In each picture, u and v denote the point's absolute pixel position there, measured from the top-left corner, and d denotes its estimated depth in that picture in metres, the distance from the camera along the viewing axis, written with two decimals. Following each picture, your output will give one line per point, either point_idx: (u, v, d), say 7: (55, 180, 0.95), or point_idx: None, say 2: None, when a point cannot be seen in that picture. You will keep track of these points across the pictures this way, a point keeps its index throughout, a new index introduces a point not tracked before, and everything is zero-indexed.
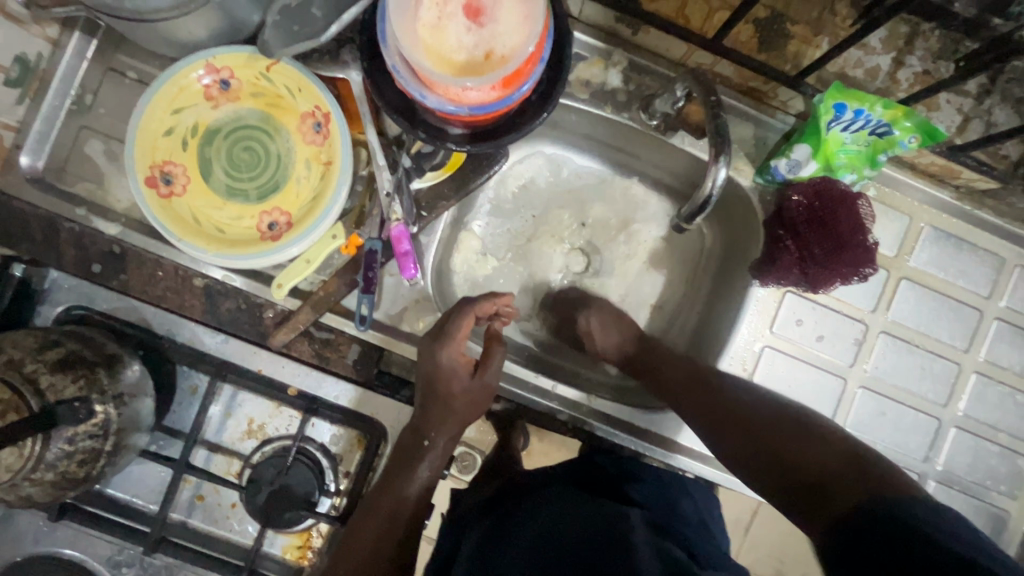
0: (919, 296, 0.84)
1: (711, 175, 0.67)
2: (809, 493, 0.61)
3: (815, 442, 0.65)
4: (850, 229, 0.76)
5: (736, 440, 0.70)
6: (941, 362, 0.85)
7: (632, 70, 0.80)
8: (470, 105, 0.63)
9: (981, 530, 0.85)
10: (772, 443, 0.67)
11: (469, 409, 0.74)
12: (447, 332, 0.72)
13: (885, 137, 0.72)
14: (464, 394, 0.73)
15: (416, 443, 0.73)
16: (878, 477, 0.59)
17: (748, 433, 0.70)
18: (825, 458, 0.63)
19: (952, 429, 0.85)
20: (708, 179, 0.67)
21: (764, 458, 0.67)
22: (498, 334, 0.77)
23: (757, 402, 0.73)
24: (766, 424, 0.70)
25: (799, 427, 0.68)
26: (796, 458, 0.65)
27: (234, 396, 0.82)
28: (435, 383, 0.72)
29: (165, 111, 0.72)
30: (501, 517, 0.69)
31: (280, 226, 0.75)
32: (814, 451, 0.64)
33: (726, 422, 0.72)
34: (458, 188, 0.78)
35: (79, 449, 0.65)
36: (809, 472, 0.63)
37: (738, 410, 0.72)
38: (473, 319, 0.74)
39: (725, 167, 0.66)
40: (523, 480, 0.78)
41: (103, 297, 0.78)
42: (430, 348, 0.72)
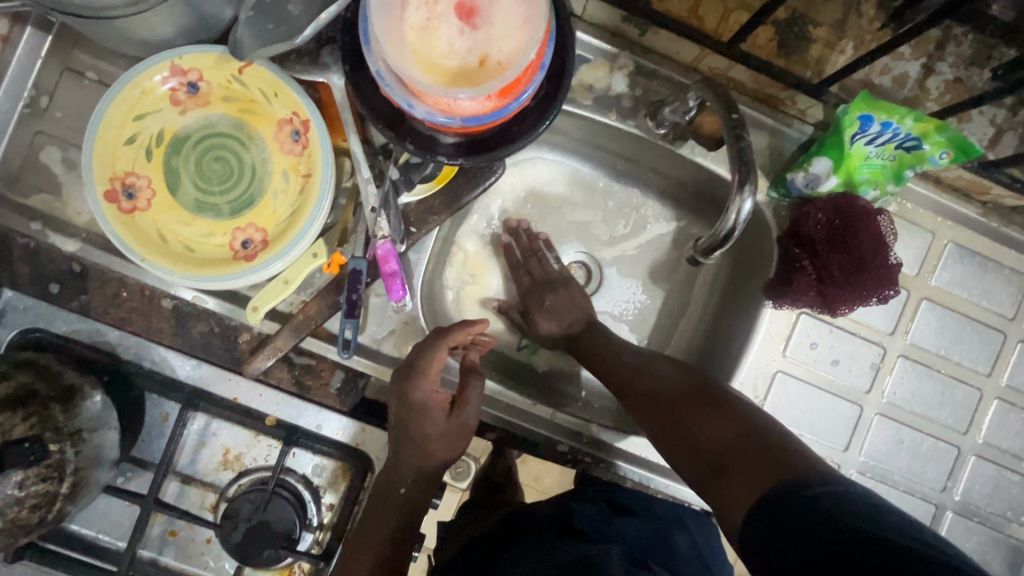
0: (941, 318, 0.79)
1: (734, 206, 0.61)
2: (716, 476, 0.58)
3: (721, 416, 0.62)
4: (870, 252, 0.71)
5: (654, 423, 0.68)
6: (961, 388, 0.80)
7: (639, 73, 0.74)
8: (462, 117, 0.57)
9: (999, 564, 0.81)
10: (682, 425, 0.64)
11: (446, 448, 0.69)
12: (418, 368, 0.66)
13: (914, 151, 0.67)
14: (442, 434, 0.68)
15: (394, 489, 0.69)
16: (779, 455, 0.56)
17: (662, 416, 0.67)
18: (729, 435, 0.60)
19: (971, 457, 0.80)
20: (732, 208, 0.62)
21: (671, 429, 0.65)
22: (475, 365, 0.71)
23: (671, 378, 0.70)
24: (675, 403, 0.66)
25: (708, 401, 0.64)
26: (706, 438, 0.61)
27: (208, 425, 0.76)
28: (411, 425, 0.67)
29: (126, 117, 0.65)
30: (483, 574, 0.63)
31: (254, 244, 0.68)
32: (722, 429, 0.61)
33: (644, 404, 0.69)
34: (450, 202, 0.72)
35: (31, 493, 0.59)
36: (715, 453, 0.60)
37: (652, 393, 0.69)
38: (448, 352, 0.67)
39: (752, 196, 0.61)
40: (506, 524, 0.72)
41: (63, 319, 0.70)
42: (401, 387, 0.66)
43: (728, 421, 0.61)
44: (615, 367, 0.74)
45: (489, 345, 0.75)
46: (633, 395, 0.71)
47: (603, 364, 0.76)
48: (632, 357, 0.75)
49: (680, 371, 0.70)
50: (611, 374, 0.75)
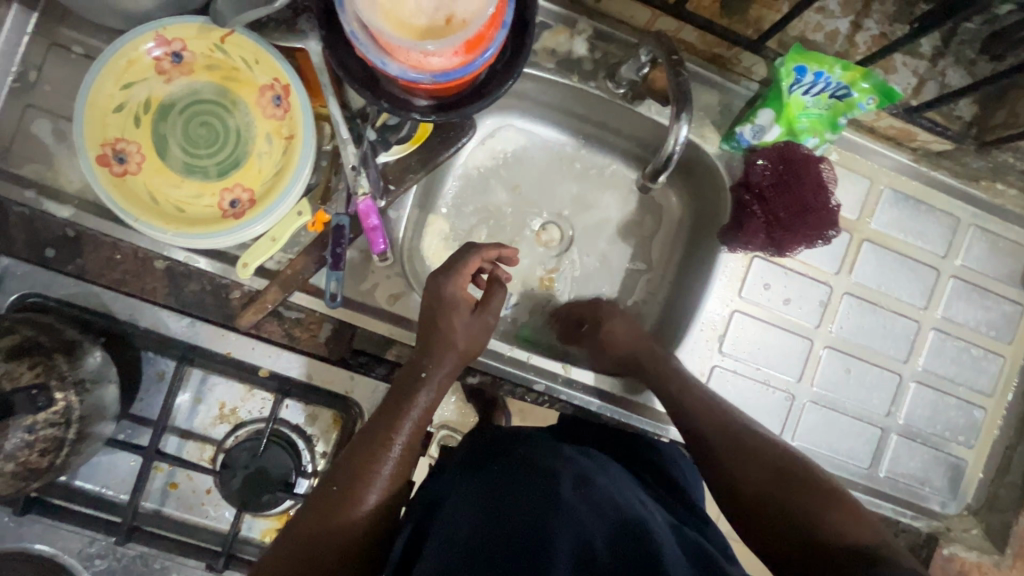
0: (881, 257, 0.86)
1: (673, 133, 0.68)
2: None
3: (843, 519, 0.59)
4: (813, 191, 0.78)
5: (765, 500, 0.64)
6: (901, 321, 0.87)
7: (598, 38, 0.80)
8: (432, 73, 0.62)
9: (939, 479, 0.89)
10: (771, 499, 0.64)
11: (470, 342, 0.72)
12: (453, 267, 0.74)
13: (845, 99, 0.73)
14: (467, 328, 0.72)
15: (413, 375, 0.68)
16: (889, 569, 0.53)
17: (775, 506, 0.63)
18: (849, 540, 0.57)
19: (912, 384, 0.88)
20: (671, 137, 0.69)
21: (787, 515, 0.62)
22: (499, 278, 0.77)
23: (796, 468, 0.65)
24: (793, 488, 0.63)
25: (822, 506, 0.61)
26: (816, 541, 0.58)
27: (204, 381, 0.80)
28: (439, 317, 0.72)
29: (115, 86, 0.69)
30: (479, 483, 0.60)
31: (242, 203, 0.73)
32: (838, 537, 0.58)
33: (760, 479, 0.65)
34: (425, 160, 0.77)
35: (40, 438, 0.63)
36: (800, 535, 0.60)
37: (771, 482, 0.65)
38: (479, 259, 0.75)
39: (686, 125, 0.68)
40: (505, 436, 0.71)
41: (61, 284, 0.74)
42: (436, 279, 0.73)
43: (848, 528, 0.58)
44: (723, 426, 0.71)
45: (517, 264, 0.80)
46: (740, 468, 0.67)
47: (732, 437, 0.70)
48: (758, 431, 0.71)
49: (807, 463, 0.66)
50: (721, 437, 0.70)
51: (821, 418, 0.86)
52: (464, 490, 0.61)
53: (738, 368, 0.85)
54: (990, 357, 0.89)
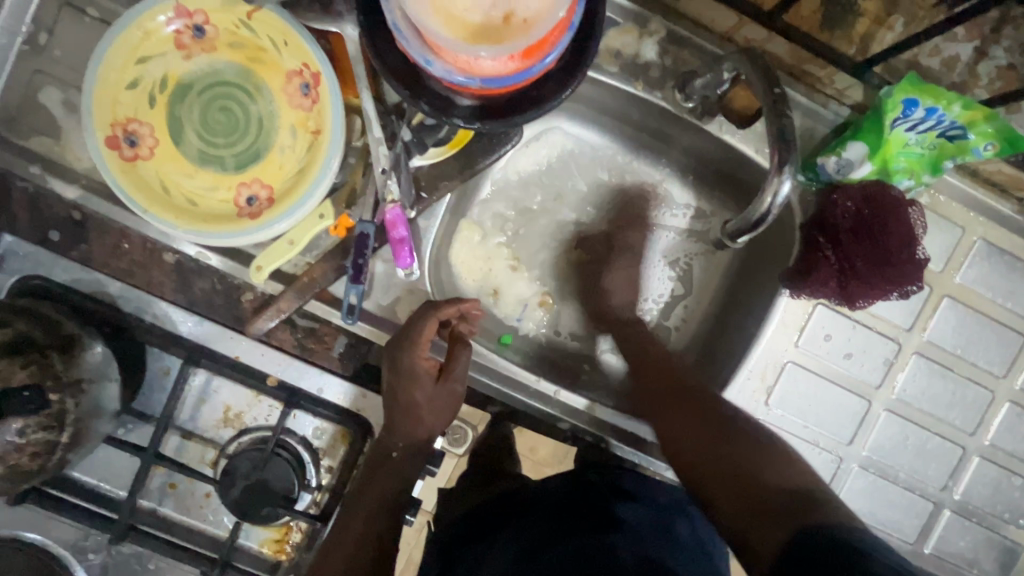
0: (962, 317, 0.77)
1: (773, 188, 0.59)
2: (757, 516, 0.60)
3: (772, 463, 0.65)
4: (899, 240, 0.68)
5: (695, 448, 0.70)
6: (973, 389, 0.78)
7: (670, 41, 0.70)
8: (482, 77, 0.54)
9: (990, 561, 0.81)
10: (699, 447, 0.70)
11: (435, 413, 0.74)
12: (408, 339, 0.70)
13: (956, 141, 0.63)
14: (430, 400, 0.73)
15: (385, 455, 0.72)
16: (823, 508, 0.57)
17: (712, 459, 0.68)
18: (775, 486, 0.62)
19: (975, 458, 0.79)
20: (769, 191, 0.60)
21: (713, 460, 0.68)
22: (461, 336, 0.74)
23: (731, 421, 0.70)
24: (738, 448, 0.67)
25: (747, 443, 0.68)
26: (741, 478, 0.65)
27: (209, 382, 0.75)
28: (402, 392, 0.71)
29: (129, 60, 0.62)
30: (495, 547, 0.66)
31: (260, 201, 0.66)
32: (769, 475, 0.63)
33: (694, 448, 0.70)
34: (463, 167, 0.70)
35: (31, 441, 0.58)
36: (735, 473, 0.65)
37: (705, 435, 0.70)
38: (435, 324, 0.70)
39: (790, 177, 0.59)
40: (515, 499, 0.76)
41: (63, 268, 0.68)
42: (392, 352, 0.70)
43: (777, 471, 0.64)
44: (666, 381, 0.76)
45: (479, 316, 0.75)
46: (683, 432, 0.72)
47: (669, 393, 0.75)
48: (694, 382, 0.76)
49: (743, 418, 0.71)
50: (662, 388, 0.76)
51: (869, 486, 0.79)
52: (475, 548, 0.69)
53: (784, 423, 0.77)
54: None
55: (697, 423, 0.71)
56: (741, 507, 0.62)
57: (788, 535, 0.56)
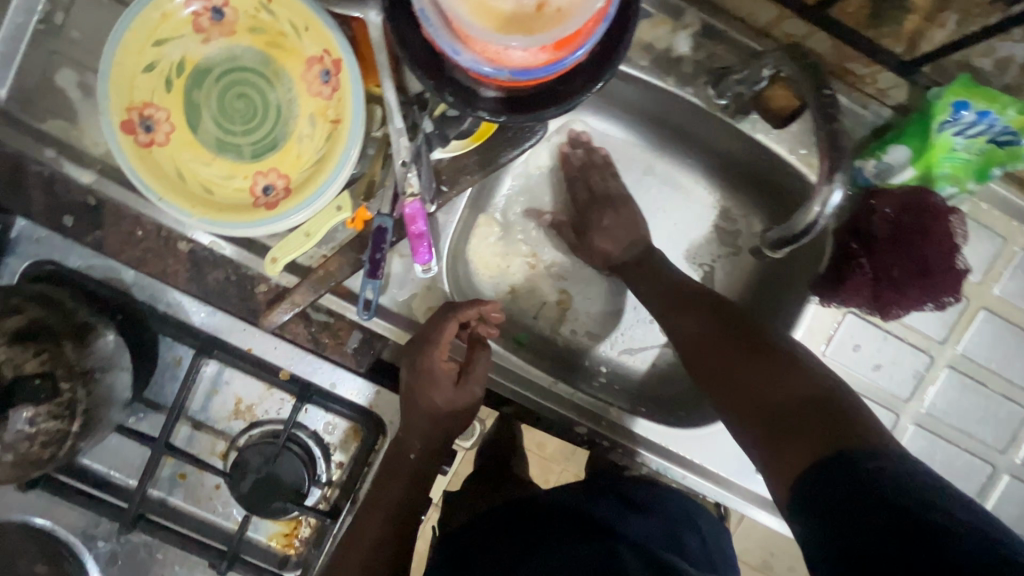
0: (999, 330, 0.74)
1: (823, 198, 0.57)
2: (776, 428, 0.57)
3: (788, 374, 0.60)
4: (940, 249, 0.66)
5: (707, 358, 0.67)
6: (1006, 404, 0.76)
7: (705, 33, 0.67)
8: (511, 69, 0.52)
9: None
10: (711, 356, 0.66)
11: (454, 415, 0.73)
12: (429, 340, 0.69)
13: (1007, 146, 0.60)
14: (451, 402, 0.71)
15: (402, 458, 0.72)
16: (843, 418, 0.55)
17: (725, 377, 0.64)
18: (793, 395, 0.59)
19: (1005, 476, 0.76)
20: (819, 200, 0.58)
21: (722, 371, 0.65)
22: (480, 338, 0.73)
23: (744, 334, 0.65)
24: (749, 356, 0.64)
25: (759, 350, 0.64)
26: (754, 385, 0.61)
27: (220, 373, 0.74)
28: (421, 393, 0.70)
29: (145, 42, 0.61)
30: (509, 553, 0.66)
31: (277, 191, 0.64)
32: (783, 383, 0.60)
33: (704, 361, 0.67)
34: (485, 161, 0.67)
35: (41, 430, 0.58)
36: (751, 380, 0.62)
37: (718, 356, 0.66)
38: (455, 324, 0.69)
39: (841, 188, 0.57)
40: (524, 504, 0.74)
41: (77, 254, 0.67)
42: (412, 354, 0.69)
43: (788, 383, 0.59)
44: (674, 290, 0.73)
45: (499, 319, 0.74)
46: (695, 339, 0.68)
47: (676, 303, 0.72)
48: (700, 299, 0.71)
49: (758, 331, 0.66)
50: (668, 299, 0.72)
51: None
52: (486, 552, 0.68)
53: None
54: None
55: (706, 334, 0.68)
56: (758, 428, 0.59)
57: (802, 469, 0.53)
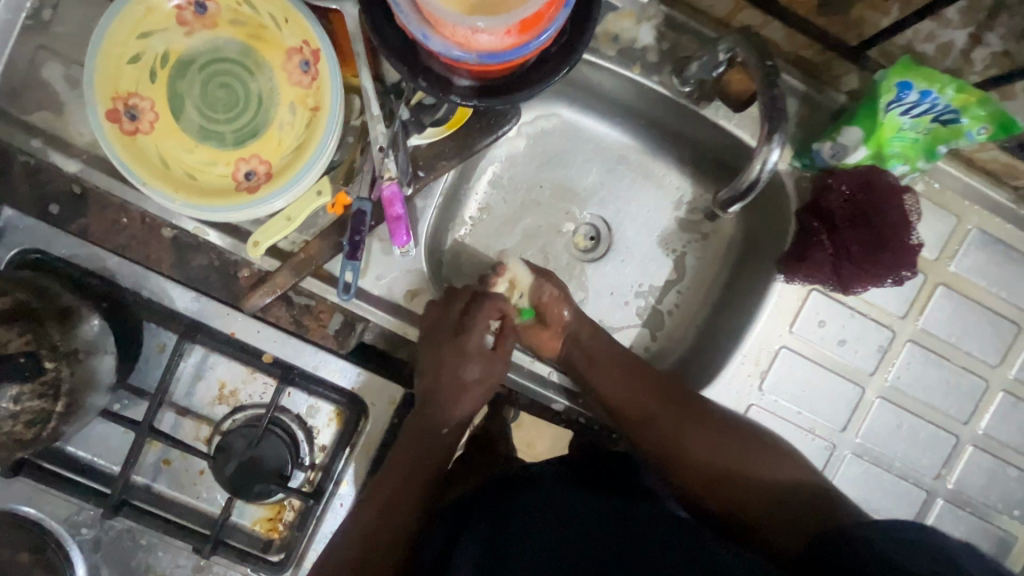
0: (957, 305, 0.77)
1: (762, 157, 0.63)
2: (765, 517, 0.68)
3: (768, 465, 0.71)
4: (894, 225, 0.69)
5: (698, 459, 0.73)
6: (966, 377, 0.79)
7: (668, 26, 0.71)
8: (480, 53, 0.54)
9: (985, 552, 0.81)
10: (700, 459, 0.73)
11: (475, 401, 0.78)
12: (467, 325, 0.76)
13: (951, 125, 0.64)
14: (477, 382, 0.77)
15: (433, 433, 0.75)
16: (808, 501, 0.67)
17: (710, 478, 0.72)
18: (777, 485, 0.69)
19: (969, 447, 0.79)
20: (758, 160, 0.63)
21: (714, 473, 0.72)
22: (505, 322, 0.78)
23: (726, 433, 0.73)
24: (733, 453, 0.72)
25: (741, 444, 0.73)
26: (742, 481, 0.71)
27: (205, 359, 0.76)
28: (452, 372, 0.76)
29: (130, 35, 0.63)
30: (510, 503, 0.66)
31: (258, 176, 0.66)
32: (767, 475, 0.70)
33: (694, 464, 0.73)
34: (461, 147, 0.70)
35: (26, 409, 0.59)
36: (741, 477, 0.71)
37: (699, 459, 0.73)
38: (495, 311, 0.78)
39: (779, 147, 0.62)
40: (510, 481, 0.71)
41: (63, 243, 0.69)
42: (460, 333, 0.75)
43: (765, 476, 0.70)
44: (659, 394, 0.76)
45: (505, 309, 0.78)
46: (687, 441, 0.74)
47: (661, 404, 0.75)
48: (680, 397, 0.76)
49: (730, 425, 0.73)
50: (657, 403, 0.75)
51: (862, 473, 0.79)
52: (479, 502, 0.69)
53: (777, 409, 0.77)
54: None
55: (692, 435, 0.73)
56: (745, 515, 0.69)
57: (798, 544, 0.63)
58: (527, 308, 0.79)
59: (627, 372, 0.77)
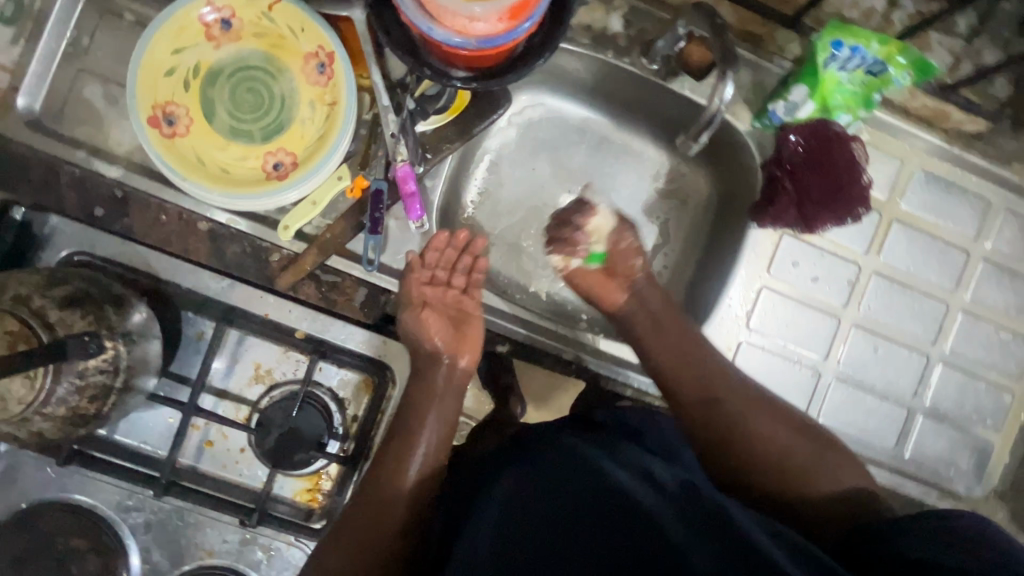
0: (912, 238, 0.87)
1: (719, 93, 0.75)
2: (814, 513, 0.68)
3: (829, 465, 0.71)
4: (845, 168, 0.79)
5: (763, 452, 0.73)
6: (929, 302, 0.88)
7: (633, 15, 0.82)
8: (476, 38, 0.64)
9: (966, 462, 0.89)
10: (765, 450, 0.73)
11: (460, 348, 0.81)
12: (402, 301, 0.80)
13: (879, 75, 0.75)
14: (449, 336, 0.80)
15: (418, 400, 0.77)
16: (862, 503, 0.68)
17: (770, 470, 0.72)
18: (832, 485, 0.70)
19: (939, 365, 0.88)
20: (716, 98, 0.77)
21: (774, 466, 0.72)
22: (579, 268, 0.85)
23: (794, 428, 0.74)
24: (800, 449, 0.73)
25: (807, 442, 0.73)
26: (799, 476, 0.71)
27: (240, 343, 0.82)
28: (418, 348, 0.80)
29: (167, 51, 0.72)
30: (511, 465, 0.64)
31: (285, 166, 0.75)
32: (824, 474, 0.71)
33: (757, 453, 0.73)
34: (462, 130, 0.79)
35: (89, 383, 0.65)
36: (805, 474, 0.71)
37: (756, 452, 0.73)
38: (414, 279, 0.79)
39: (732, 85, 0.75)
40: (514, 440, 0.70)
41: (105, 244, 0.76)
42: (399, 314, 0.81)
43: (824, 474, 0.71)
44: (727, 378, 0.77)
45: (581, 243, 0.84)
46: (755, 428, 0.74)
47: (730, 387, 0.77)
48: (748, 387, 0.77)
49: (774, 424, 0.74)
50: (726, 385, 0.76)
51: (847, 396, 0.87)
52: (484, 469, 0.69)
53: (765, 344, 0.86)
54: (1017, 341, 0.89)
55: (759, 422, 0.74)
56: (793, 509, 0.69)
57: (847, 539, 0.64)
58: (598, 253, 0.84)
59: (686, 356, 0.79)
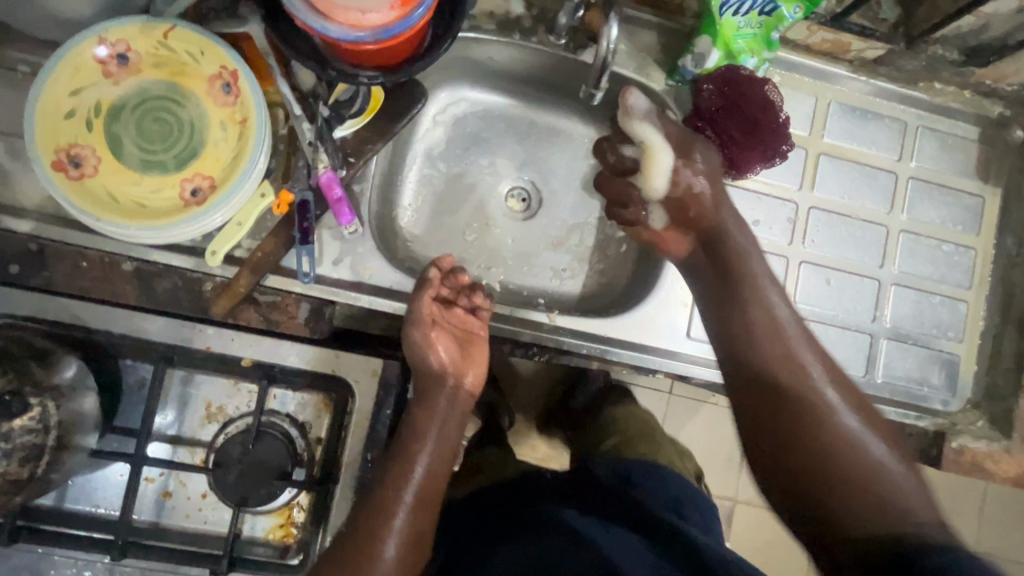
0: (841, 168, 0.89)
1: (604, 35, 0.73)
2: (827, 514, 0.61)
3: (860, 465, 0.62)
4: (761, 107, 0.80)
5: (790, 443, 0.66)
6: (870, 228, 0.89)
7: None
8: (373, 30, 0.64)
9: (937, 377, 0.89)
10: (793, 439, 0.66)
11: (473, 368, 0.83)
12: (413, 316, 0.79)
13: (773, 14, 0.76)
14: (464, 358, 0.83)
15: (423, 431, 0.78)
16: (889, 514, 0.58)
17: (796, 464, 0.65)
18: (859, 490, 0.60)
19: (892, 287, 0.89)
20: (604, 38, 0.73)
21: (797, 457, 0.65)
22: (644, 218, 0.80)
23: (831, 415, 0.66)
24: (828, 440, 0.64)
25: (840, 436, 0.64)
26: (827, 472, 0.62)
27: (188, 383, 0.78)
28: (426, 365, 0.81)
29: (63, 93, 0.70)
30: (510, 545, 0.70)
31: (204, 191, 0.72)
32: (848, 476, 0.61)
33: (785, 439, 0.66)
34: (381, 130, 0.79)
35: (18, 446, 0.61)
36: (833, 468, 0.63)
37: (786, 433, 0.67)
38: (430, 298, 0.80)
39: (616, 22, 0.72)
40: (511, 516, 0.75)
41: (27, 301, 0.71)
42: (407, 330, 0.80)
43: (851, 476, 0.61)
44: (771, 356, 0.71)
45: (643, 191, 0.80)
46: (784, 414, 0.67)
47: (777, 363, 0.70)
48: (797, 365, 0.69)
49: (807, 405, 0.67)
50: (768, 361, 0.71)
51: (811, 332, 0.87)
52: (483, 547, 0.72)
53: None
54: (961, 251, 0.91)
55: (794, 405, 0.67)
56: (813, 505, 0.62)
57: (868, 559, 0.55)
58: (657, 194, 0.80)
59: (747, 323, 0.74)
